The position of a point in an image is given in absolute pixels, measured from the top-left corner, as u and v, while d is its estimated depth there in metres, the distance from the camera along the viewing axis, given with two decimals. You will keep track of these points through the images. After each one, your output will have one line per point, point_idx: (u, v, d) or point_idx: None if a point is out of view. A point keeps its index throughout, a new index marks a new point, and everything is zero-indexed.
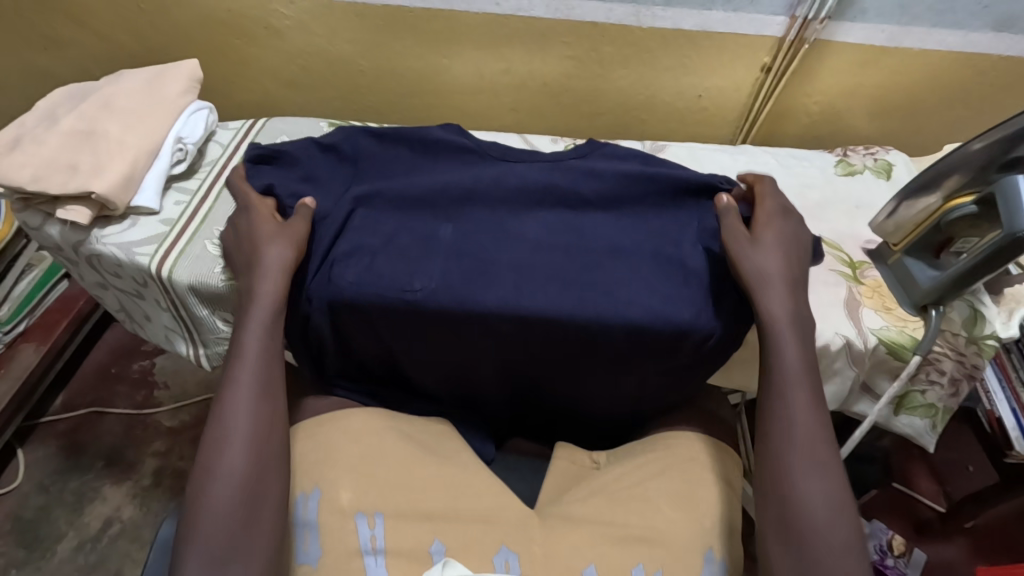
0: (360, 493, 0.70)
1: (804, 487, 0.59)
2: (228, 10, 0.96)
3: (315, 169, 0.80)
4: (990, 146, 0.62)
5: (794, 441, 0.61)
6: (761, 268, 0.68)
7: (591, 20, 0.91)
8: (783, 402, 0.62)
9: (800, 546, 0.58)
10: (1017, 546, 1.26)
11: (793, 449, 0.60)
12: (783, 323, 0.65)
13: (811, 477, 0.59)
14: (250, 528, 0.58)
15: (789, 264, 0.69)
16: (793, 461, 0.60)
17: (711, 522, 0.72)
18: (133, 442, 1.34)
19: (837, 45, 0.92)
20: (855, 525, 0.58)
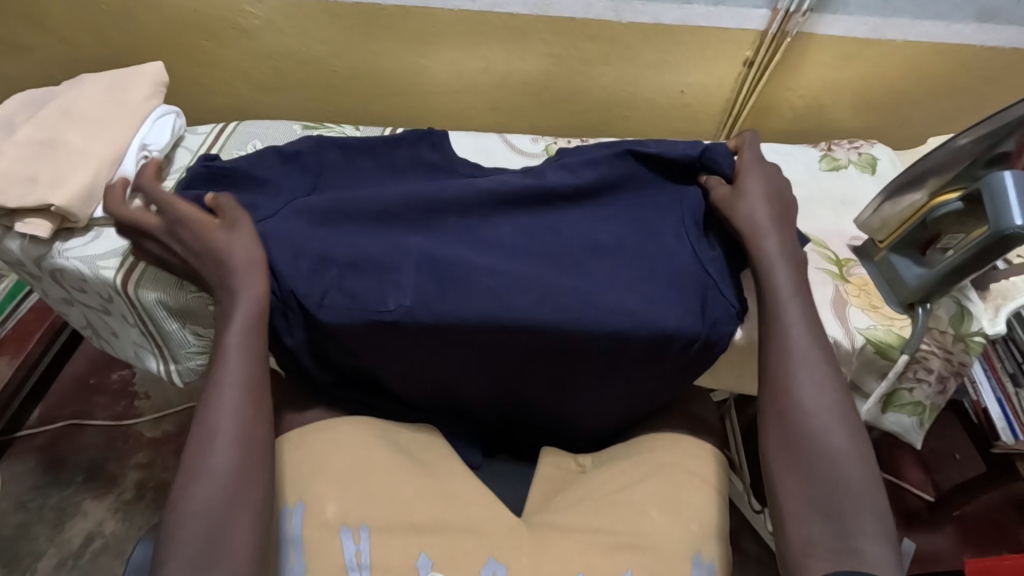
0: (347, 507, 0.68)
1: (805, 412, 0.60)
2: (194, 10, 0.92)
3: (274, 177, 0.77)
4: (977, 141, 0.61)
5: (793, 368, 0.62)
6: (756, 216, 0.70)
7: (570, 15, 0.89)
8: (779, 332, 0.64)
9: (804, 474, 0.58)
10: (1005, 533, 1.27)
11: (794, 376, 0.61)
12: (772, 254, 0.68)
13: (810, 402, 0.60)
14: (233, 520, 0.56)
15: (774, 196, 0.73)
16: (791, 389, 0.61)
17: (707, 520, 0.71)
18: (114, 455, 1.31)
19: (819, 38, 0.91)
20: (860, 448, 0.58)
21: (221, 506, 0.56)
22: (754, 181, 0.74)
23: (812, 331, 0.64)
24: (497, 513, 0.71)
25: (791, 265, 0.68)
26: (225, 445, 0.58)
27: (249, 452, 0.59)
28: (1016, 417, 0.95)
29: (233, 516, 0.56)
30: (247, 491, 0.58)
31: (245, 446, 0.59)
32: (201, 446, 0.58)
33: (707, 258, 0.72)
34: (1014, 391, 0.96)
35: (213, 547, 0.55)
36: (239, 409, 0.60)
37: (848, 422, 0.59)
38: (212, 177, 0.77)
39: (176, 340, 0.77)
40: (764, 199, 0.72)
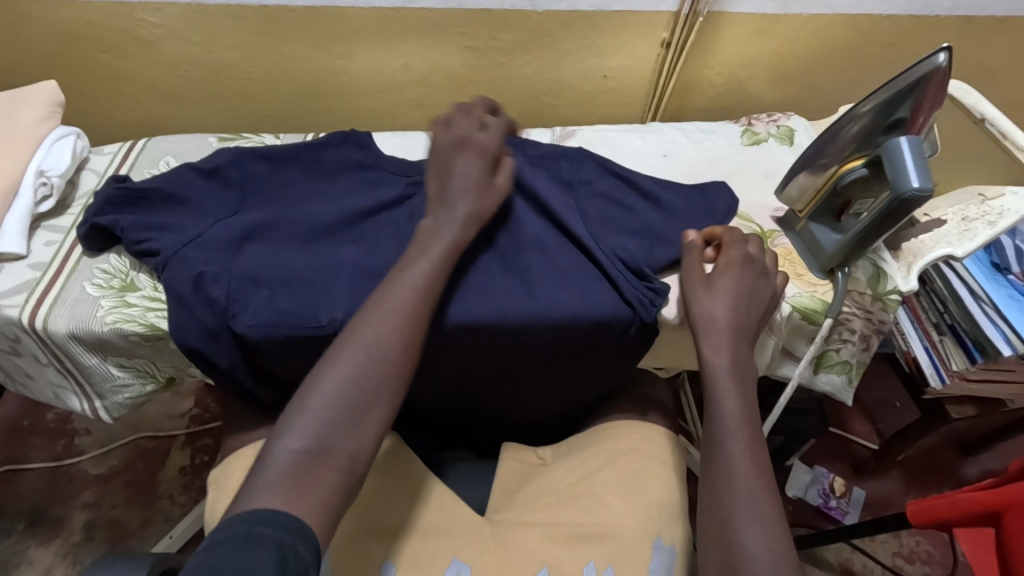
0: None
1: (744, 547, 0.54)
2: (87, 22, 0.87)
3: (198, 196, 0.75)
4: (877, 108, 0.64)
5: (733, 497, 0.57)
6: (715, 306, 0.66)
7: (485, 7, 0.88)
8: (722, 444, 0.60)
9: None
10: (947, 472, 1.34)
11: (732, 505, 0.56)
12: (721, 368, 0.64)
13: (749, 536, 0.54)
14: (301, 486, 0.50)
15: (750, 300, 0.67)
16: (730, 508, 0.56)
17: (668, 492, 0.72)
18: (58, 498, 1.24)
19: (729, 15, 0.92)
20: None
21: (324, 444, 0.53)
22: (732, 281, 0.67)
23: (756, 452, 0.60)
24: (457, 513, 0.69)
25: (738, 378, 0.64)
26: (340, 392, 0.55)
27: (375, 397, 0.56)
28: (941, 363, 1.01)
29: (328, 460, 0.53)
30: (352, 434, 0.54)
31: (377, 395, 0.56)
32: (309, 393, 0.55)
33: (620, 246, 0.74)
34: (938, 338, 1.01)
35: (310, 478, 0.51)
36: (390, 354, 0.58)
37: (777, 550, 0.54)
38: (131, 204, 0.74)
39: (97, 375, 0.73)
40: (730, 301, 0.66)
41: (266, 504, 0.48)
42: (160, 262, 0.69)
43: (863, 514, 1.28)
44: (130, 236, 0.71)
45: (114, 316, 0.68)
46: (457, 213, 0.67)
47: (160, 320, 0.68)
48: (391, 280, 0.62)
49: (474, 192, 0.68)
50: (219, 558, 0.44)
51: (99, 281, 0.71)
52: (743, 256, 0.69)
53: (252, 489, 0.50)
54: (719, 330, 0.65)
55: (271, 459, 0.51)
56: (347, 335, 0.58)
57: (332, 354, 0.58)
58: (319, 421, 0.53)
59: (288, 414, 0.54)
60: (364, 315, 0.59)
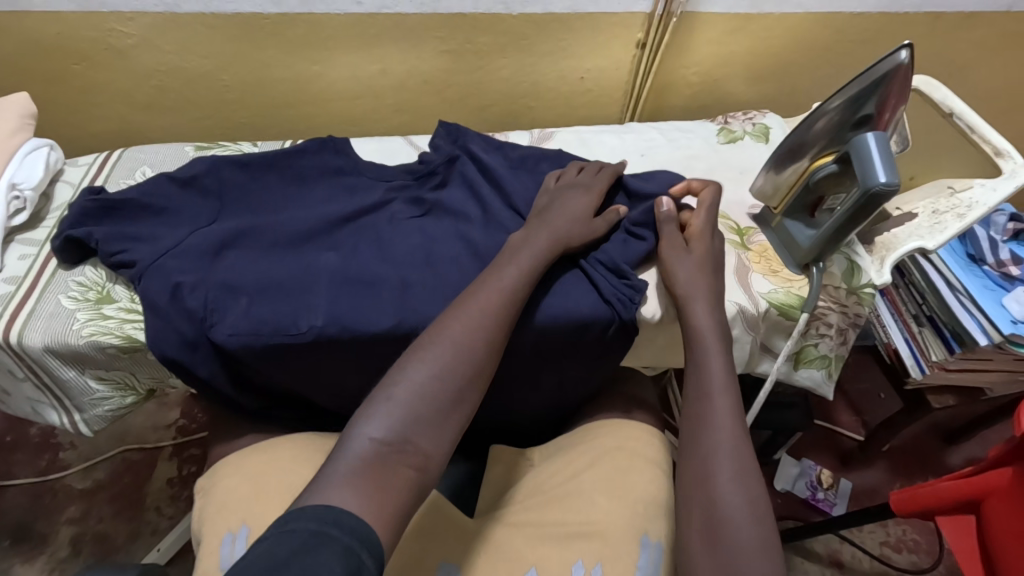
0: None
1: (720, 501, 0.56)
2: (57, 33, 0.86)
3: (173, 206, 0.75)
4: (845, 105, 0.64)
5: (716, 456, 0.59)
6: (691, 266, 0.70)
7: (459, 11, 0.88)
8: (708, 400, 0.62)
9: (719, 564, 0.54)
10: (931, 461, 1.36)
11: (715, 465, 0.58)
12: (706, 329, 0.66)
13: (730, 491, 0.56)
14: (380, 480, 0.51)
15: (716, 264, 0.72)
16: (714, 462, 0.58)
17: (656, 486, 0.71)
18: (42, 514, 1.22)
19: (702, 15, 0.93)
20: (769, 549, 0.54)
21: (404, 438, 0.54)
22: (706, 248, 0.72)
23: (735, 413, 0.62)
24: (445, 516, 0.70)
25: (722, 342, 0.66)
26: (420, 388, 0.57)
27: (456, 400, 0.58)
28: (921, 354, 1.02)
29: (405, 455, 0.54)
30: (432, 431, 0.56)
31: (457, 395, 0.58)
32: (386, 387, 0.57)
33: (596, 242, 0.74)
34: (917, 329, 1.03)
35: (388, 469, 0.52)
36: (473, 354, 0.60)
37: (755, 504, 0.56)
38: (105, 215, 0.73)
39: (75, 389, 0.72)
40: (700, 262, 0.70)
41: (338, 492, 0.49)
42: (135, 273, 0.69)
43: (850, 505, 1.29)
44: (103, 247, 0.70)
45: (90, 328, 0.68)
46: (545, 235, 0.70)
47: (138, 331, 0.68)
48: (479, 283, 0.65)
49: (569, 219, 0.72)
50: (283, 556, 0.43)
51: (74, 294, 0.70)
52: (710, 221, 0.75)
53: (327, 477, 0.51)
54: (697, 289, 0.69)
55: (353, 445, 0.53)
56: (430, 336, 0.61)
57: (416, 349, 0.60)
58: (404, 415, 0.55)
59: (366, 409, 0.56)
60: (452, 313, 0.62)
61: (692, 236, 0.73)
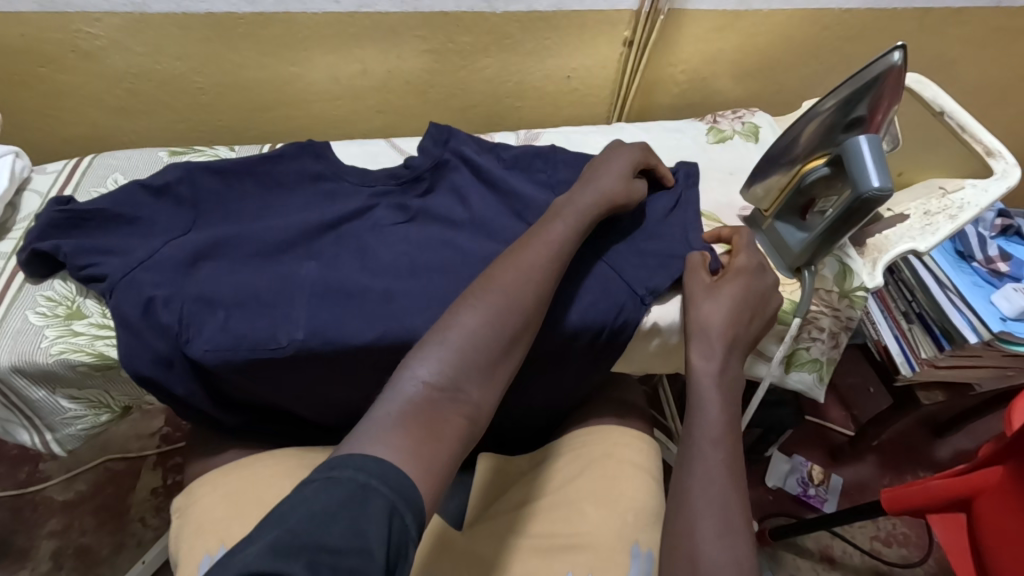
0: None
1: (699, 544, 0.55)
2: (20, 35, 0.82)
3: (146, 215, 0.72)
4: (837, 107, 0.63)
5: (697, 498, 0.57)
6: (713, 308, 0.66)
7: (441, 10, 0.86)
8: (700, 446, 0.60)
9: None
10: (919, 455, 1.37)
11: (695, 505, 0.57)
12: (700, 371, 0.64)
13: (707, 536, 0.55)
14: (434, 434, 0.50)
15: (749, 308, 0.67)
16: (701, 501, 0.57)
17: (646, 493, 0.70)
18: (22, 528, 1.19)
19: (690, 13, 0.92)
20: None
21: (457, 386, 0.53)
22: (739, 288, 0.67)
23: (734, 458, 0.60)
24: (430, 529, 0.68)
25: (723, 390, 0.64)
26: (473, 338, 0.55)
27: (505, 354, 0.57)
28: (911, 350, 1.02)
29: (457, 403, 0.53)
30: (482, 382, 0.55)
31: (506, 349, 0.57)
32: (437, 335, 0.55)
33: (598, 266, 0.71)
34: (907, 327, 1.02)
35: (437, 416, 0.51)
36: (522, 308, 0.59)
37: (745, 560, 0.54)
38: (74, 228, 0.70)
39: (46, 409, 0.69)
40: (729, 306, 0.66)
41: (391, 437, 0.47)
42: (105, 289, 0.66)
43: (841, 501, 1.30)
44: (71, 259, 0.67)
45: (60, 346, 0.65)
46: (589, 189, 0.69)
47: (110, 348, 0.65)
48: (527, 242, 0.64)
49: (611, 175, 0.71)
50: (329, 507, 0.40)
51: (43, 310, 0.67)
52: (752, 264, 0.69)
53: (379, 418, 0.49)
54: (728, 329, 0.66)
55: (405, 385, 0.52)
56: (483, 285, 0.59)
57: (467, 298, 0.58)
58: (456, 360, 0.54)
59: (417, 351, 0.54)
60: (504, 266, 0.61)
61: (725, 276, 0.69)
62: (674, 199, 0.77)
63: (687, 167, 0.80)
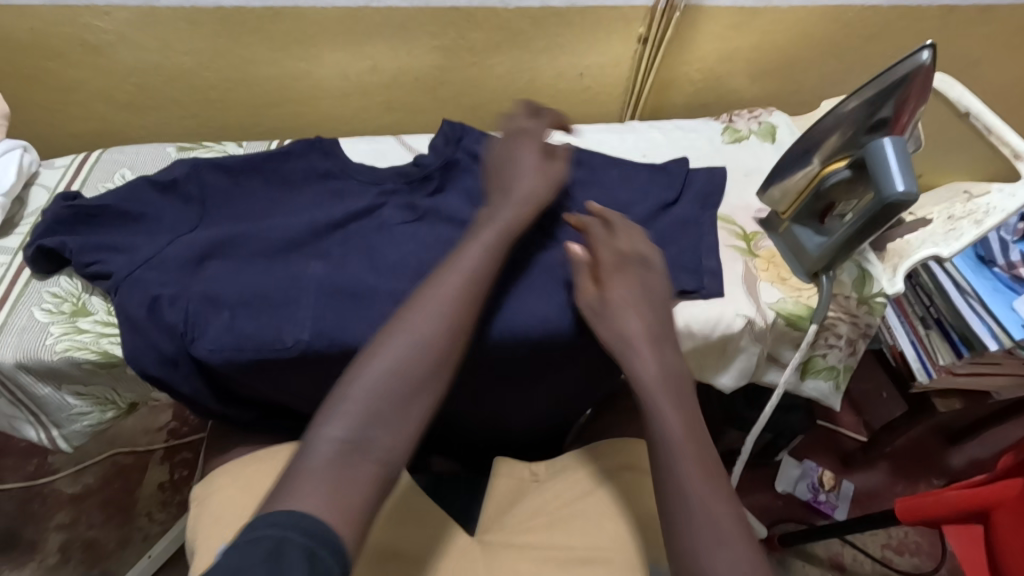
0: None
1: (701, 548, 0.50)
2: (30, 30, 0.82)
3: (153, 212, 0.71)
4: (860, 109, 0.61)
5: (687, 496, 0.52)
6: (613, 316, 0.61)
7: (452, 5, 0.84)
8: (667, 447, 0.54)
9: None
10: (935, 462, 1.34)
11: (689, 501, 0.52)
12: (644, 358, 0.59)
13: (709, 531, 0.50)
14: (344, 486, 0.47)
15: (649, 303, 0.62)
16: (690, 503, 0.51)
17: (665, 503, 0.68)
18: (31, 519, 1.19)
19: (708, 10, 0.90)
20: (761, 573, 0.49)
21: (368, 434, 0.50)
22: (625, 291, 0.62)
23: (699, 440, 0.55)
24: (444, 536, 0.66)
25: (668, 381, 0.58)
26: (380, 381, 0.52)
27: (419, 390, 0.53)
28: (928, 357, 1.00)
29: (371, 451, 0.49)
30: (397, 427, 0.51)
31: (415, 390, 0.53)
32: (345, 384, 0.52)
33: (521, 281, 0.68)
34: (924, 333, 1.00)
35: (351, 471, 0.48)
36: (437, 344, 0.55)
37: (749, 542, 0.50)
38: (81, 224, 0.70)
39: (52, 405, 0.69)
40: (635, 309, 0.61)
41: (301, 497, 0.45)
42: (112, 286, 0.66)
43: (851, 508, 1.27)
44: (77, 254, 0.67)
45: (66, 344, 0.64)
46: (511, 205, 0.66)
47: (115, 346, 0.65)
48: (439, 269, 0.60)
49: (534, 175, 0.69)
50: (240, 564, 0.39)
51: (49, 306, 0.67)
52: (616, 254, 0.64)
53: (288, 482, 0.46)
54: (643, 332, 0.60)
55: (314, 448, 0.48)
56: (391, 324, 0.56)
57: (376, 342, 0.55)
58: (365, 408, 0.51)
59: (327, 406, 0.51)
60: (411, 300, 0.58)
61: (604, 279, 0.63)
62: (690, 202, 0.76)
63: (706, 172, 0.79)
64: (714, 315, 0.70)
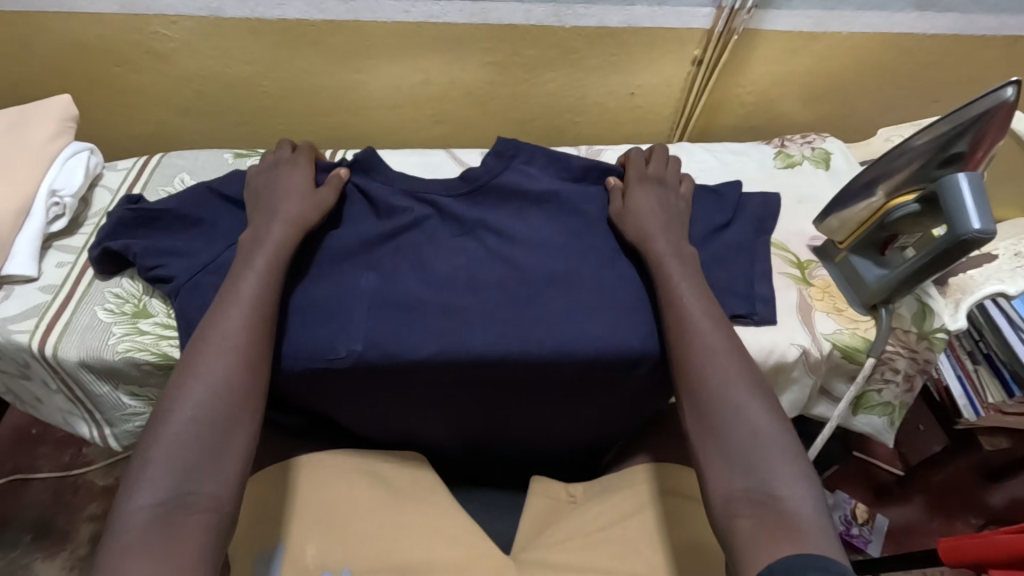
0: (326, 547, 0.62)
1: (715, 387, 0.57)
2: (99, 36, 0.85)
3: (211, 217, 0.72)
4: (932, 143, 0.60)
5: (700, 346, 0.59)
6: (638, 211, 0.70)
7: (510, 22, 0.85)
8: (676, 308, 0.62)
9: (720, 440, 0.55)
10: (971, 500, 1.30)
11: (698, 344, 0.59)
12: (659, 240, 0.67)
13: (719, 369, 0.57)
14: (171, 544, 0.46)
15: (665, 207, 0.72)
16: (699, 349, 0.59)
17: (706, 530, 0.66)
18: (64, 509, 1.20)
19: (764, 33, 0.89)
20: (769, 409, 0.56)
21: (184, 488, 0.49)
22: (646, 191, 0.72)
23: (709, 308, 0.62)
24: (478, 552, 0.63)
25: (683, 261, 0.66)
26: (179, 438, 0.51)
27: (226, 433, 0.52)
28: (976, 394, 0.96)
29: (192, 501, 0.49)
30: (212, 472, 0.50)
31: (222, 435, 0.52)
32: (143, 455, 0.51)
33: (302, 316, 0.66)
34: (972, 368, 0.97)
35: (176, 531, 0.47)
36: (231, 386, 0.54)
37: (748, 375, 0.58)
38: (144, 227, 0.71)
39: (107, 404, 0.70)
40: (655, 209, 0.71)
41: (131, 568, 0.45)
42: (174, 290, 0.67)
43: (885, 544, 1.24)
44: (140, 256, 0.68)
45: (127, 344, 0.66)
46: (282, 231, 0.65)
47: (173, 349, 0.66)
48: (215, 314, 0.59)
49: (297, 207, 0.68)
50: None
51: (111, 306, 0.68)
52: (637, 172, 0.74)
53: (112, 557, 0.46)
54: (654, 220, 0.69)
55: (126, 522, 0.47)
56: (182, 378, 0.54)
57: (168, 400, 0.53)
58: (173, 462, 0.50)
59: (134, 473, 0.50)
60: (198, 350, 0.56)
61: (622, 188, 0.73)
62: (745, 225, 0.75)
63: (762, 197, 0.78)
64: (769, 343, 0.69)
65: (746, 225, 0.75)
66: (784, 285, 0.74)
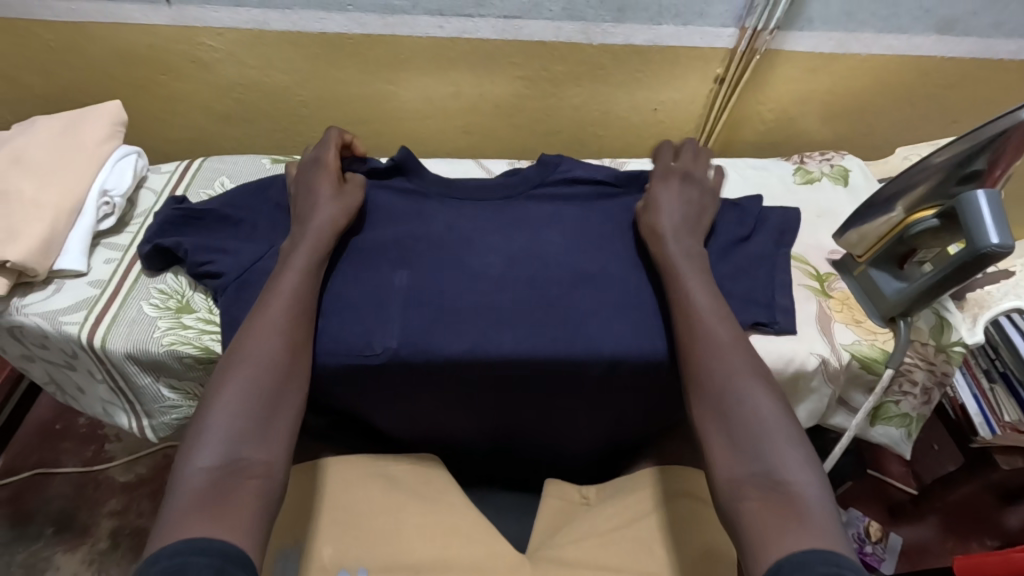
0: (344, 546, 0.64)
1: (726, 377, 0.59)
2: (148, 46, 0.89)
3: (254, 220, 0.75)
4: (949, 162, 0.62)
5: (712, 340, 0.61)
6: (674, 207, 0.72)
7: (539, 39, 0.88)
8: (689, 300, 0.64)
9: (729, 425, 0.56)
10: (985, 521, 1.29)
11: (711, 335, 0.61)
12: (674, 238, 0.69)
13: (728, 360, 0.59)
14: (222, 510, 0.48)
15: (696, 208, 0.73)
16: (711, 340, 0.61)
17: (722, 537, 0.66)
18: (85, 504, 1.22)
19: (786, 53, 0.92)
20: (773, 395, 0.57)
21: (236, 456, 0.52)
22: (681, 188, 0.74)
23: (723, 305, 0.65)
24: (494, 551, 0.65)
25: (698, 261, 0.68)
26: (228, 415, 0.53)
27: (273, 413, 0.56)
28: (992, 412, 0.96)
29: (244, 470, 0.51)
30: (261, 444, 0.53)
31: (266, 413, 0.55)
32: (196, 429, 0.53)
33: (331, 310, 0.69)
34: (988, 386, 0.98)
35: (230, 493, 0.50)
36: (276, 364, 0.58)
37: (753, 363, 0.60)
38: (190, 226, 0.74)
39: (148, 395, 0.73)
40: (688, 207, 0.73)
41: (189, 527, 0.47)
42: (222, 286, 0.70)
43: (898, 562, 1.23)
44: (188, 253, 0.72)
45: (171, 337, 0.69)
46: (315, 230, 0.68)
47: (215, 343, 0.69)
48: (261, 302, 0.62)
49: (326, 211, 0.69)
50: None
51: (156, 301, 0.72)
52: (676, 168, 0.76)
53: (167, 518, 0.48)
54: (677, 218, 0.71)
55: (182, 483, 0.50)
56: (228, 360, 0.57)
57: (217, 377, 0.57)
58: (224, 432, 0.53)
59: (190, 441, 0.53)
60: (246, 331, 0.59)
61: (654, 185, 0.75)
62: (767, 237, 0.77)
63: (784, 210, 0.80)
64: (789, 352, 0.71)
65: (768, 238, 0.77)
66: (803, 297, 0.76)
